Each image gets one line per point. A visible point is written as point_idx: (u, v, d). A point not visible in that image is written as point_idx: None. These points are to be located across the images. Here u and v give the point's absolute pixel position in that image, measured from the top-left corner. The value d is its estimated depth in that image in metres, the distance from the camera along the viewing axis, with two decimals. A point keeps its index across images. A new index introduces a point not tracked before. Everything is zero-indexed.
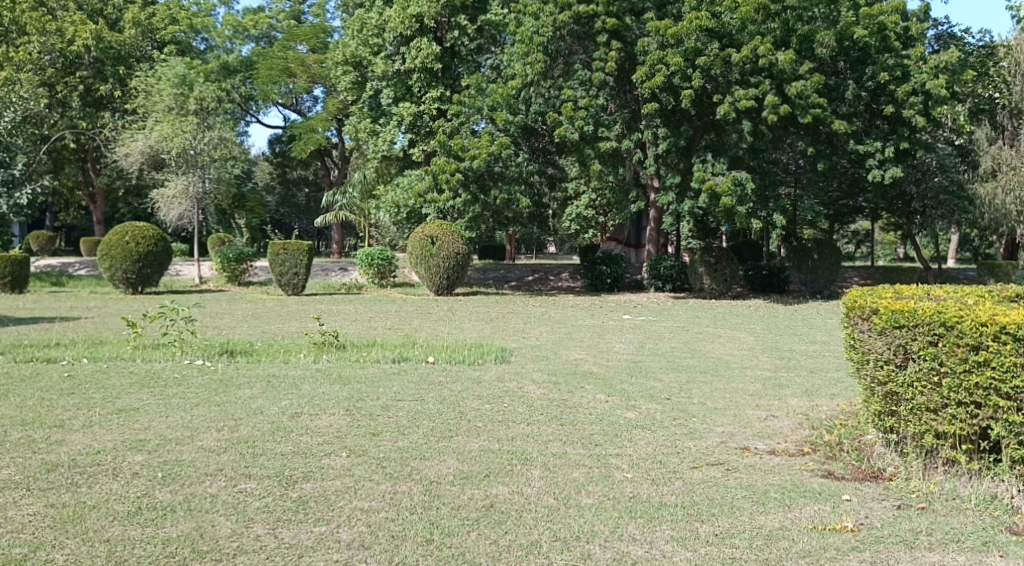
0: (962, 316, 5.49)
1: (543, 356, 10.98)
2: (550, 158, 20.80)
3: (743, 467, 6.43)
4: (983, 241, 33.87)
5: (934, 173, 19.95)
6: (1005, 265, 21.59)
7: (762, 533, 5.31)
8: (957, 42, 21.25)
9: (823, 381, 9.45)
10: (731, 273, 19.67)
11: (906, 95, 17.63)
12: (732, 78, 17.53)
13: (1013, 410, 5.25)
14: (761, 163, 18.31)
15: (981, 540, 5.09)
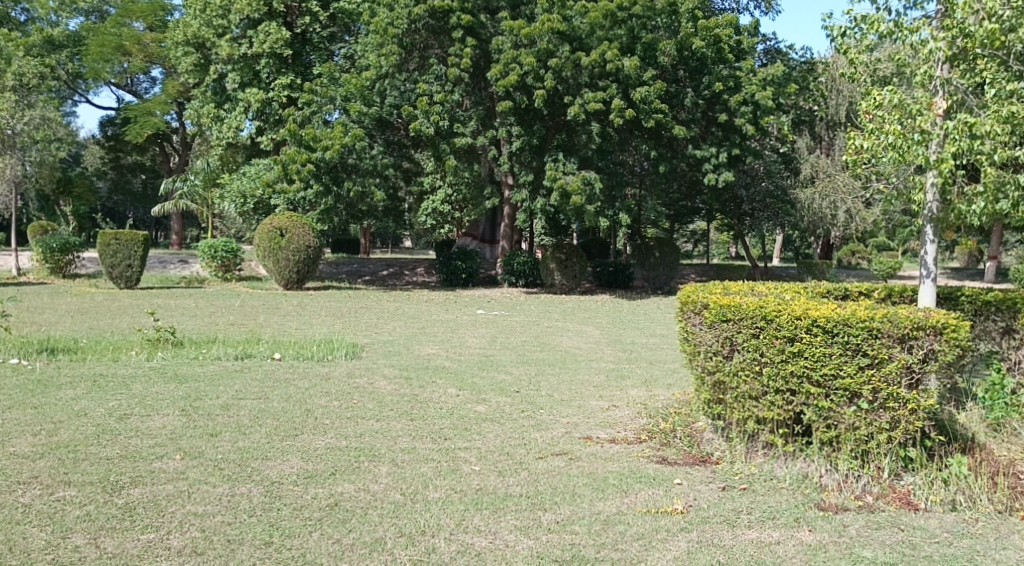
0: (780, 310, 5.91)
1: (394, 352, 10.88)
2: (405, 152, 20.61)
3: (585, 455, 6.61)
4: (804, 241, 36.50)
5: (762, 177, 21.24)
6: (822, 265, 23.25)
7: (600, 519, 5.49)
8: (783, 57, 22.57)
9: (661, 371, 9.90)
10: (581, 270, 20.22)
11: (738, 105, 18.77)
12: (582, 81, 17.90)
13: (821, 397, 5.73)
14: (609, 164, 18.83)
15: (793, 516, 5.43)
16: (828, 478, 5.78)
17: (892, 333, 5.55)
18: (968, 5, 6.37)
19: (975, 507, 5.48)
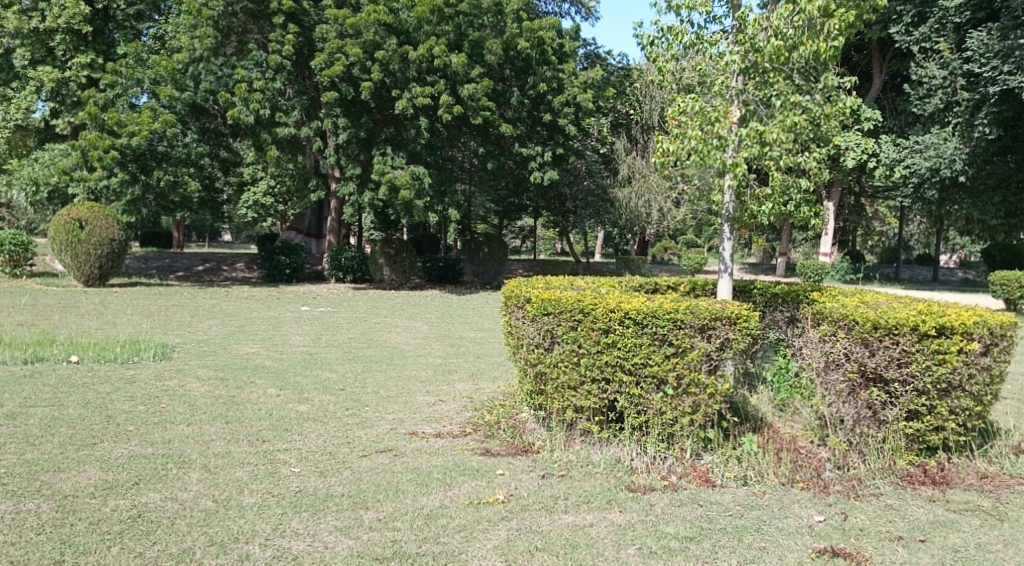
0: (596, 303, 6.08)
1: (209, 352, 10.34)
2: (223, 141, 19.63)
3: (410, 451, 6.51)
4: (624, 237, 38.06)
5: (584, 176, 22.42)
6: (639, 260, 24.39)
7: (423, 514, 5.43)
8: (602, 61, 23.39)
9: (487, 364, 9.97)
10: (410, 265, 20.08)
11: (561, 105, 19.23)
12: (409, 75, 17.70)
13: (633, 385, 5.94)
14: (437, 159, 18.70)
15: (606, 499, 5.59)
16: (638, 461, 5.99)
17: (694, 323, 5.86)
18: (757, 22, 6.96)
19: (763, 480, 5.77)
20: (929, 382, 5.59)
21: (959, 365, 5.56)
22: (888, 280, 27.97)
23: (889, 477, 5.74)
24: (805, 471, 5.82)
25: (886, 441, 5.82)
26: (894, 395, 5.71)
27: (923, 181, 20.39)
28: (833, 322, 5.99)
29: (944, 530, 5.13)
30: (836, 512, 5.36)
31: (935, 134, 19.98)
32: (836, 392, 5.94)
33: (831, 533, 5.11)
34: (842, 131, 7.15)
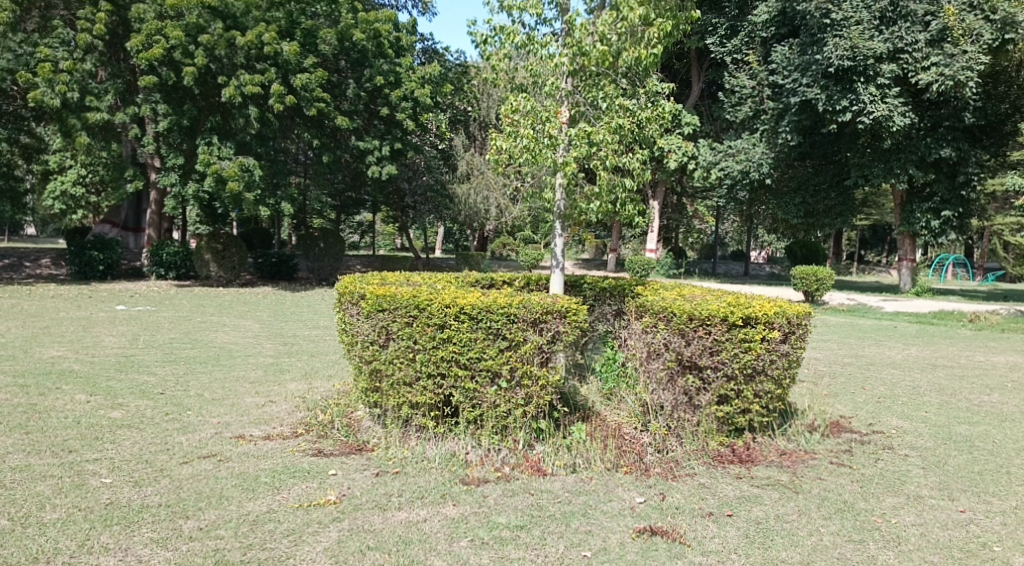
0: (431, 299, 6.08)
1: (8, 356, 9.51)
2: (23, 125, 18.07)
3: (235, 456, 6.25)
4: (463, 234, 38.32)
5: (422, 172, 21.93)
6: (477, 256, 24.59)
7: (248, 520, 5.26)
8: (440, 57, 23.37)
9: (322, 363, 9.72)
10: (239, 261, 19.28)
11: (398, 99, 19.05)
12: (237, 61, 16.98)
13: (468, 379, 5.99)
14: (267, 151, 18.13)
15: (439, 493, 5.62)
16: (473, 454, 6.05)
17: (527, 317, 5.98)
18: (584, 27, 7.19)
19: (590, 467, 5.99)
20: (737, 368, 5.99)
21: (763, 351, 6.02)
22: (706, 274, 29.64)
23: (703, 458, 6.08)
24: (629, 456, 6.08)
25: (700, 424, 6.16)
26: (706, 381, 6.06)
27: (735, 184, 21.71)
28: (654, 314, 6.24)
29: (749, 504, 5.47)
30: (655, 493, 5.63)
31: (745, 139, 21.41)
32: (657, 379, 6.19)
33: (650, 513, 5.36)
34: (663, 134, 7.55)
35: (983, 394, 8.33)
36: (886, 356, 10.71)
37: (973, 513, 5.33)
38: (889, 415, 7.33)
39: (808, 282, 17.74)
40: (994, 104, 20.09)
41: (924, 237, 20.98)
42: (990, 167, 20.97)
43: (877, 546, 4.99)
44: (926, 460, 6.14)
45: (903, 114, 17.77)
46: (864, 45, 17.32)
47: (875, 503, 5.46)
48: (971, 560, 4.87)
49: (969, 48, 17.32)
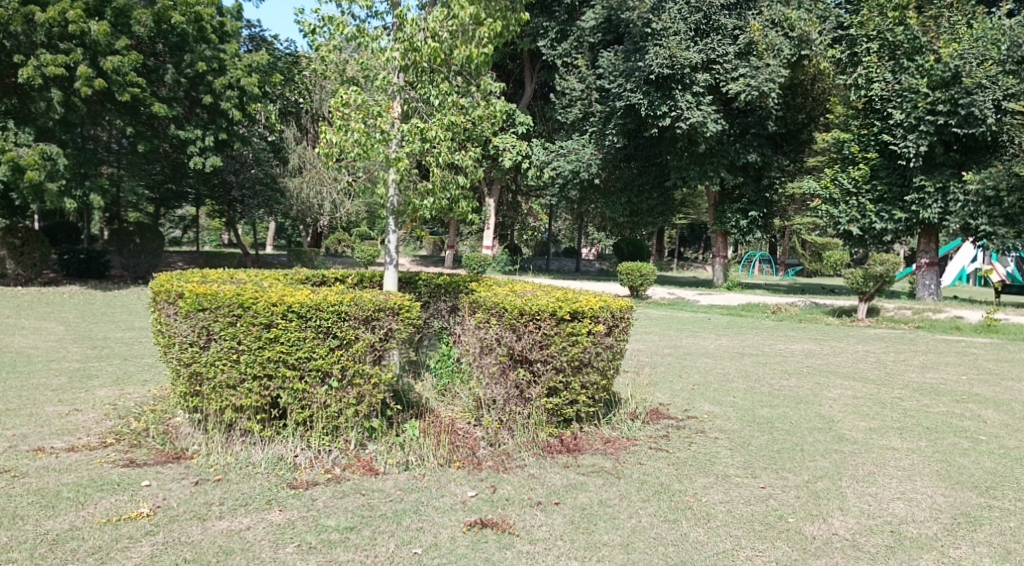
0: (256, 297, 5.86)
1: None
2: None
3: (33, 471, 5.77)
4: (294, 230, 37.28)
5: (250, 164, 21.00)
6: (310, 253, 23.96)
7: (47, 539, 4.95)
8: (268, 45, 22.55)
9: (136, 367, 9.15)
10: (40, 258, 17.89)
11: (223, 88, 18.29)
12: (37, 39, 15.67)
13: (296, 379, 5.82)
14: (75, 137, 16.74)
15: (265, 499, 5.43)
16: (302, 457, 5.89)
17: (358, 315, 5.88)
18: (415, 21, 7.14)
19: (423, 463, 5.98)
20: (566, 360, 6.14)
21: (590, 344, 6.18)
22: (539, 270, 30.35)
23: (533, 449, 6.21)
24: (461, 451, 6.11)
25: (531, 416, 6.28)
26: (536, 374, 6.17)
27: (567, 183, 22.24)
28: (487, 309, 6.28)
29: (575, 491, 5.63)
30: (487, 486, 5.69)
31: (575, 140, 22.01)
32: (489, 373, 6.26)
33: (482, 506, 5.42)
34: (499, 133, 7.68)
35: (782, 378, 9.02)
36: (701, 346, 11.37)
37: (771, 488, 5.67)
38: (702, 401, 7.78)
39: (633, 278, 18.51)
40: (794, 114, 21.58)
41: (735, 236, 22.36)
42: (790, 170, 22.55)
43: (689, 524, 5.22)
44: (733, 441, 6.54)
45: (716, 121, 18.78)
46: (680, 54, 18.34)
47: (688, 484, 5.74)
48: (768, 532, 5.13)
49: (771, 62, 18.49)
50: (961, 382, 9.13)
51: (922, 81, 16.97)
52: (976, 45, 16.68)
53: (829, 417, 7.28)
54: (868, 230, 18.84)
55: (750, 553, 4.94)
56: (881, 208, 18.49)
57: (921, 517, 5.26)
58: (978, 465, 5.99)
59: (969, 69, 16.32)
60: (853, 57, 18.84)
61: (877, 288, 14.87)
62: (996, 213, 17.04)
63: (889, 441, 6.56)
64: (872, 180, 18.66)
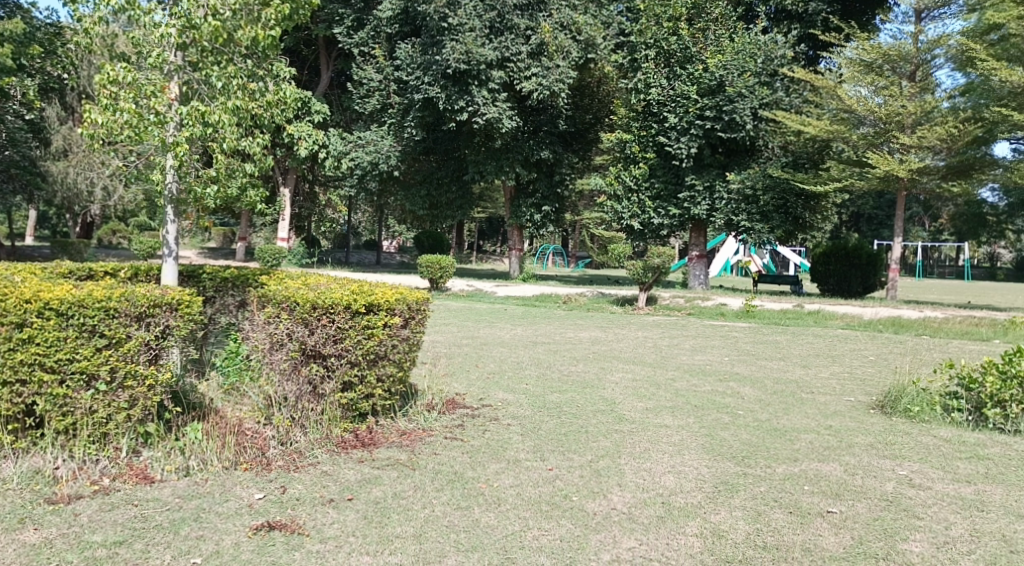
0: (6, 295, 5.32)
1: None
2: None
3: None
4: (62, 219, 34.21)
5: None
6: (77, 244, 22.05)
7: None
8: (24, 13, 20.46)
9: None
10: None
11: None
12: None
13: (56, 384, 5.30)
14: None
15: (17, 518, 4.94)
16: (63, 469, 5.39)
17: (129, 311, 5.46)
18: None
19: (206, 468, 5.63)
20: (360, 354, 6.02)
21: (385, 337, 6.11)
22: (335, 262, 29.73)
23: (327, 446, 6.03)
24: (249, 452, 5.81)
25: (324, 412, 6.09)
26: (330, 368, 6.00)
27: (365, 174, 21.85)
28: (277, 303, 6.04)
29: (369, 486, 5.51)
30: (275, 487, 5.46)
31: (374, 131, 21.75)
32: (280, 370, 6.00)
33: (269, 508, 5.18)
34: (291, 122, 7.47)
35: (570, 365, 9.39)
36: (495, 336, 11.59)
37: (558, 469, 5.80)
38: (496, 389, 7.91)
39: (432, 271, 18.56)
40: (581, 114, 22.63)
41: (528, 229, 22.95)
42: (579, 167, 23.49)
43: (480, 509, 5.21)
44: (524, 427, 6.68)
45: (510, 117, 19.38)
46: (476, 51, 18.47)
47: (481, 472, 5.76)
48: (554, 511, 5.18)
49: (561, 63, 19.47)
50: (725, 363, 9.92)
51: (691, 87, 18.31)
52: (737, 57, 18.03)
53: (611, 399, 7.65)
54: (647, 225, 19.90)
55: (535, 532, 4.94)
56: (658, 204, 19.62)
57: (688, 488, 5.51)
58: (736, 437, 6.49)
59: (731, 79, 17.92)
60: (633, 62, 19.76)
61: (654, 278, 15.84)
62: (754, 210, 18.86)
63: (662, 419, 6.97)
64: (650, 178, 19.74)
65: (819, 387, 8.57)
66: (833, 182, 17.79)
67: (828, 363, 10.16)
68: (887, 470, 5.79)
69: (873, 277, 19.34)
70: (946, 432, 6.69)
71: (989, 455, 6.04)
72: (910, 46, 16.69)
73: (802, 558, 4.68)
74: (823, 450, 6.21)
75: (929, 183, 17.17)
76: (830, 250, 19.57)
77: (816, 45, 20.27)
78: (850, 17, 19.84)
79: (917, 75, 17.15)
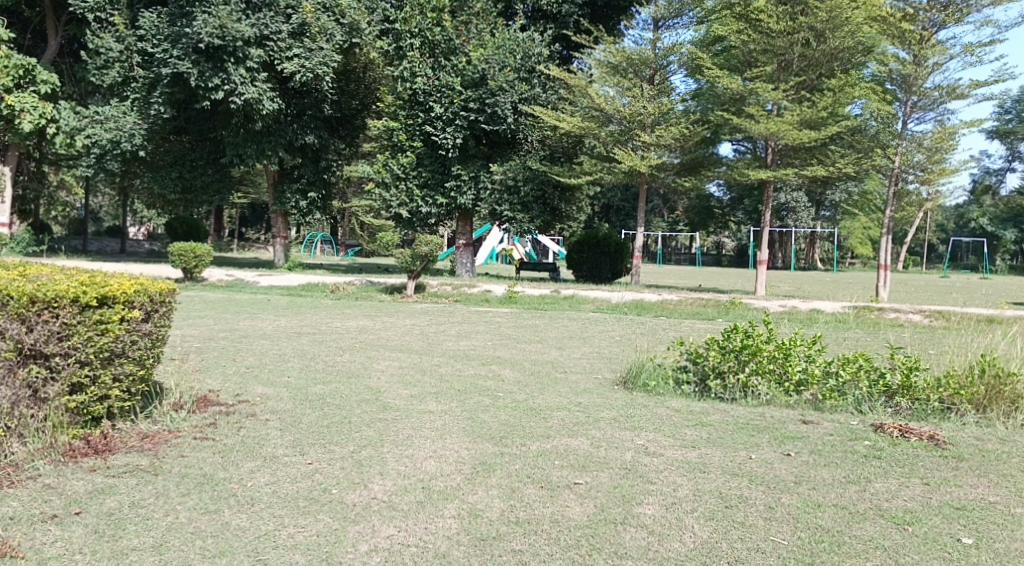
0: None
1: None
2: None
3: None
4: None
5: None
6: None
7: None
8: None
9: None
10: None
11: None
12: None
13: None
14: None
15: None
16: None
17: None
18: None
19: None
20: (91, 352, 5.66)
21: (121, 333, 5.82)
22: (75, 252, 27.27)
23: (51, 456, 5.60)
24: None
25: (47, 419, 5.63)
26: (55, 371, 5.57)
27: (104, 154, 20.20)
28: None
29: (101, 497, 5.18)
30: None
31: (113, 107, 20.13)
32: None
33: None
34: None
35: (336, 354, 9.37)
36: (257, 328, 11.26)
37: (318, 463, 5.73)
38: (254, 384, 7.75)
39: (186, 260, 17.65)
40: (348, 99, 22.25)
41: (293, 216, 22.31)
42: (346, 154, 23.14)
43: (231, 512, 5.04)
44: (284, 421, 6.58)
45: (271, 98, 18.88)
46: (231, 26, 17.61)
47: (234, 472, 5.58)
48: (311, 507, 5.10)
49: (324, 46, 19.31)
50: (488, 347, 10.35)
51: (455, 79, 18.80)
52: (498, 52, 18.59)
53: (375, 388, 7.73)
54: (415, 213, 20.04)
55: (291, 530, 4.85)
56: (426, 193, 19.85)
57: (447, 471, 5.64)
58: (495, 419, 6.83)
59: (493, 73, 18.49)
60: (400, 51, 19.34)
61: (422, 266, 16.12)
62: (516, 201, 19.69)
63: (426, 405, 7.18)
64: (417, 167, 19.88)
65: (572, 366, 9.23)
66: (585, 174, 19.03)
67: (579, 344, 10.90)
68: (627, 440, 6.34)
69: (620, 264, 20.94)
70: (677, 403, 7.43)
71: (710, 421, 6.82)
72: (650, 52, 18.05)
73: (550, 529, 4.89)
74: (572, 425, 6.70)
75: (666, 178, 18.81)
76: (582, 240, 20.83)
77: (570, 45, 21.37)
78: (599, 21, 21.03)
79: (656, 78, 18.70)
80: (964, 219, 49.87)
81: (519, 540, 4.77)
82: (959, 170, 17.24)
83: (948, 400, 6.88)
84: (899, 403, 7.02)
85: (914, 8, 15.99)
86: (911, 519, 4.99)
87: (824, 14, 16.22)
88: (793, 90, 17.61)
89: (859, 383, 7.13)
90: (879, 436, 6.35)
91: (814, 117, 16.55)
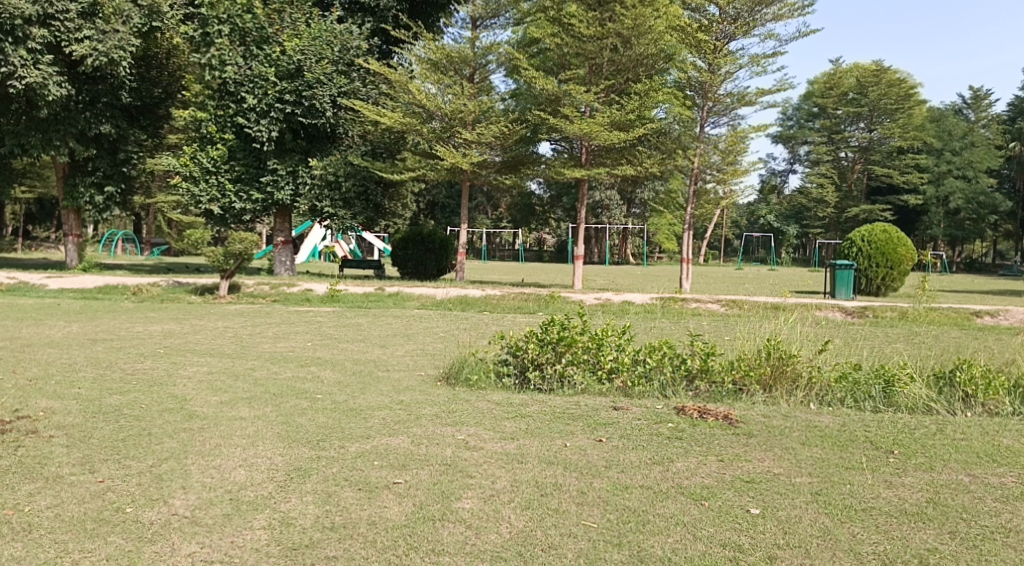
0: None
1: None
2: None
3: None
4: None
5: None
6: None
7: None
8: None
9: None
10: None
11: None
12: None
13: None
14: None
15: None
16: None
17: None
18: None
19: None
20: None
21: None
22: None
23: None
24: None
25: None
26: None
27: None
28: None
29: None
30: None
31: None
32: None
33: None
34: None
35: (135, 362, 8.87)
36: (44, 336, 10.44)
37: (111, 480, 5.41)
38: (38, 398, 7.21)
39: None
40: (149, 86, 21.02)
41: (88, 213, 20.71)
42: (148, 146, 21.61)
43: (3, 542, 4.69)
44: (70, 438, 6.15)
45: (58, 83, 17.53)
46: (9, 3, 16.20)
47: (9, 496, 5.17)
48: (101, 529, 4.82)
49: (119, 28, 17.85)
50: (305, 348, 10.15)
51: (269, 68, 18.19)
52: (315, 43, 18.44)
53: (181, 397, 7.39)
54: (228, 209, 19.16)
55: (76, 556, 4.56)
56: (239, 187, 19.00)
57: (258, 480, 5.50)
58: (312, 422, 6.71)
59: (309, 65, 18.33)
60: (206, 37, 18.49)
61: (236, 265, 15.52)
62: (337, 197, 19.28)
63: (236, 413, 6.93)
64: (230, 160, 19.09)
65: (394, 364, 9.21)
66: (409, 171, 19.04)
67: (403, 342, 10.89)
68: (448, 436, 6.41)
69: (445, 260, 21.05)
70: (497, 396, 7.56)
71: (528, 413, 7.01)
72: (468, 50, 18.23)
73: (366, 532, 4.86)
74: (393, 424, 6.70)
75: (487, 175, 19.07)
76: (407, 236, 20.73)
77: (389, 40, 21.12)
78: (417, 17, 21.10)
79: (476, 77, 18.86)
80: (756, 215, 53.89)
81: (334, 546, 4.72)
82: (750, 171, 18.64)
83: (740, 381, 7.45)
84: (698, 387, 7.48)
85: (709, 20, 17.10)
86: (708, 495, 5.34)
87: (629, 20, 17.09)
88: (604, 93, 18.43)
89: (664, 369, 7.54)
90: (681, 419, 6.75)
91: (623, 118, 17.34)
